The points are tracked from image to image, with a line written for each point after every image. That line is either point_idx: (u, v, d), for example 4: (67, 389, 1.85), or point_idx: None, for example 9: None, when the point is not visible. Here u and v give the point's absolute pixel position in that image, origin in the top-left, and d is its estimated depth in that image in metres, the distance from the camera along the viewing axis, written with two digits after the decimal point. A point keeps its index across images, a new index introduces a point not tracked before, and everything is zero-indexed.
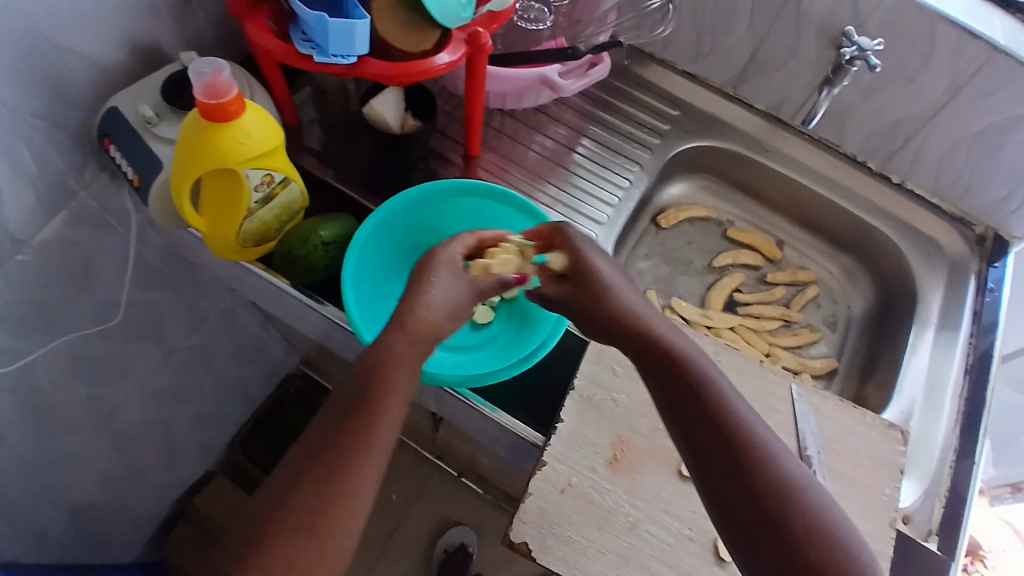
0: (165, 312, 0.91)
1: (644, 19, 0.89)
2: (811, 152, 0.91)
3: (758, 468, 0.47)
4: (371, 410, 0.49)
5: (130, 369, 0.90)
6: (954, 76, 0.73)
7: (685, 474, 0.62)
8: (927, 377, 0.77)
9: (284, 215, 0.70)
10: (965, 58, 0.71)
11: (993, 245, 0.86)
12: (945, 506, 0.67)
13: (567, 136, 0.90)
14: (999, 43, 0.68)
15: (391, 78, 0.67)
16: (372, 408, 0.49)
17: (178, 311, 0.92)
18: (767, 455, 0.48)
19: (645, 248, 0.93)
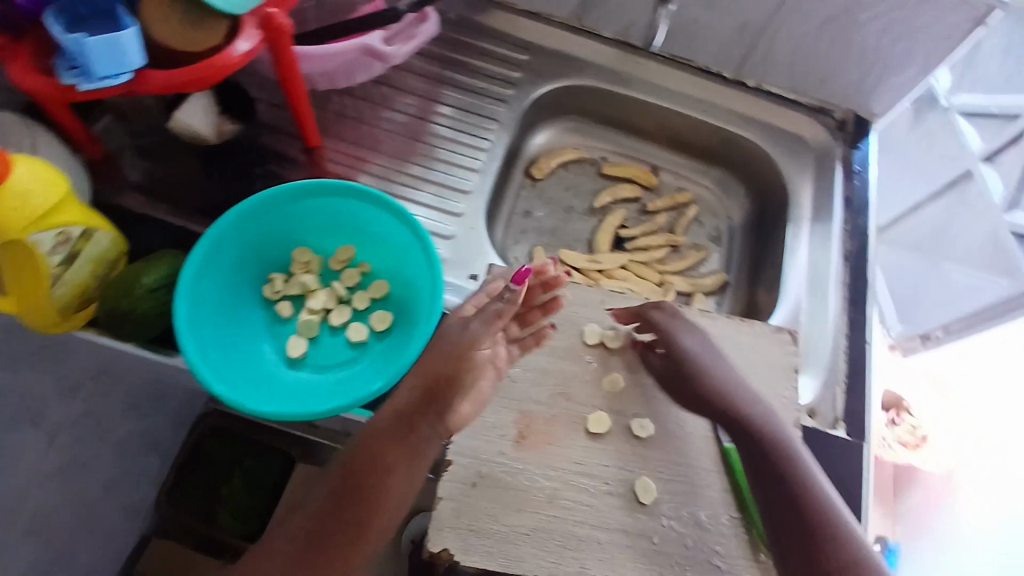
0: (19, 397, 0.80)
1: None
2: (669, 73, 0.88)
3: (821, 532, 0.51)
4: (373, 479, 0.54)
5: None
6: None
7: (591, 430, 0.61)
8: (809, 272, 0.79)
9: (100, 267, 0.65)
10: None
11: (856, 126, 0.88)
12: (845, 391, 0.71)
13: (416, 105, 0.84)
14: None
15: (188, 85, 0.59)
16: (368, 485, 0.53)
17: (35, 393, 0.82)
18: (823, 495, 0.53)
19: (526, 204, 0.90)
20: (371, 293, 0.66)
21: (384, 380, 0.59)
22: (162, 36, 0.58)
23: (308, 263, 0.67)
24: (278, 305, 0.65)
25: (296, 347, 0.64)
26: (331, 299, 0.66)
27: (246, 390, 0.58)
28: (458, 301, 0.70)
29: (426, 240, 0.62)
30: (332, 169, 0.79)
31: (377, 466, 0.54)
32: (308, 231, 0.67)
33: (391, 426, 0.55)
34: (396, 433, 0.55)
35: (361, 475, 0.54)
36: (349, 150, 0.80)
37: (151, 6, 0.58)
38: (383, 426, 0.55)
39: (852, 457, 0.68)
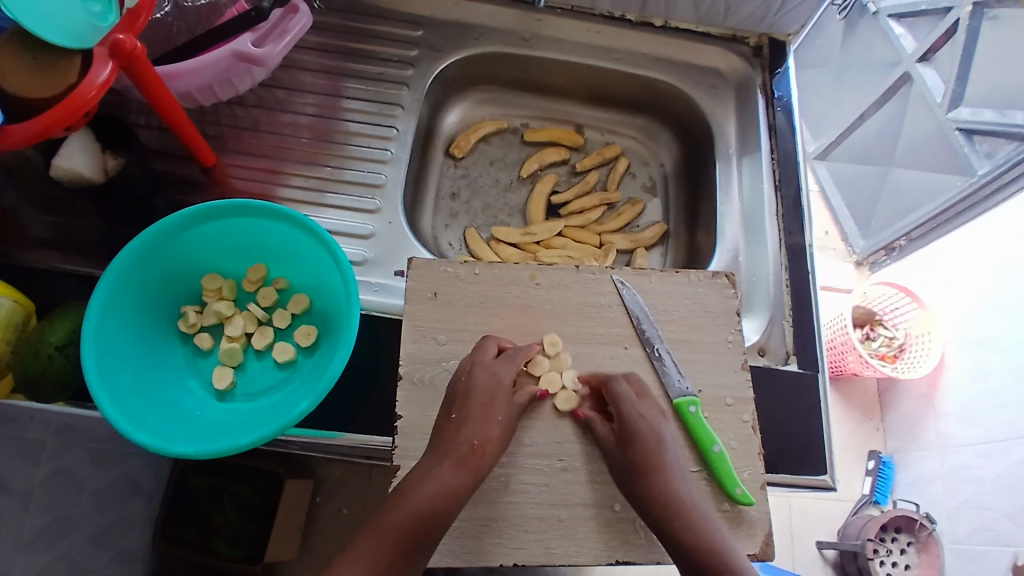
0: None
1: None
2: (573, 26, 0.84)
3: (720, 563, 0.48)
4: (429, 540, 0.49)
5: None
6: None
7: (558, 407, 0.59)
8: (743, 208, 0.78)
9: (11, 332, 0.60)
10: None
11: (771, 50, 0.85)
12: (793, 325, 0.71)
13: (316, 103, 0.79)
14: None
15: (47, 133, 0.53)
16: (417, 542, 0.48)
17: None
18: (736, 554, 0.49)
19: (454, 185, 0.87)
20: (291, 309, 0.63)
21: (310, 399, 0.53)
22: (16, 86, 0.54)
23: (220, 288, 0.63)
24: (197, 337, 0.62)
25: (222, 379, 0.60)
26: (250, 323, 0.63)
27: (173, 433, 0.53)
28: (390, 301, 0.68)
29: (334, 248, 0.58)
30: (237, 184, 0.75)
31: (435, 527, 0.49)
32: (214, 255, 0.63)
33: (449, 483, 0.50)
34: (453, 493, 0.50)
35: (419, 533, 0.48)
36: (251, 162, 0.76)
37: (1, 58, 0.55)
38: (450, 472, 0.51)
39: (805, 388, 0.67)
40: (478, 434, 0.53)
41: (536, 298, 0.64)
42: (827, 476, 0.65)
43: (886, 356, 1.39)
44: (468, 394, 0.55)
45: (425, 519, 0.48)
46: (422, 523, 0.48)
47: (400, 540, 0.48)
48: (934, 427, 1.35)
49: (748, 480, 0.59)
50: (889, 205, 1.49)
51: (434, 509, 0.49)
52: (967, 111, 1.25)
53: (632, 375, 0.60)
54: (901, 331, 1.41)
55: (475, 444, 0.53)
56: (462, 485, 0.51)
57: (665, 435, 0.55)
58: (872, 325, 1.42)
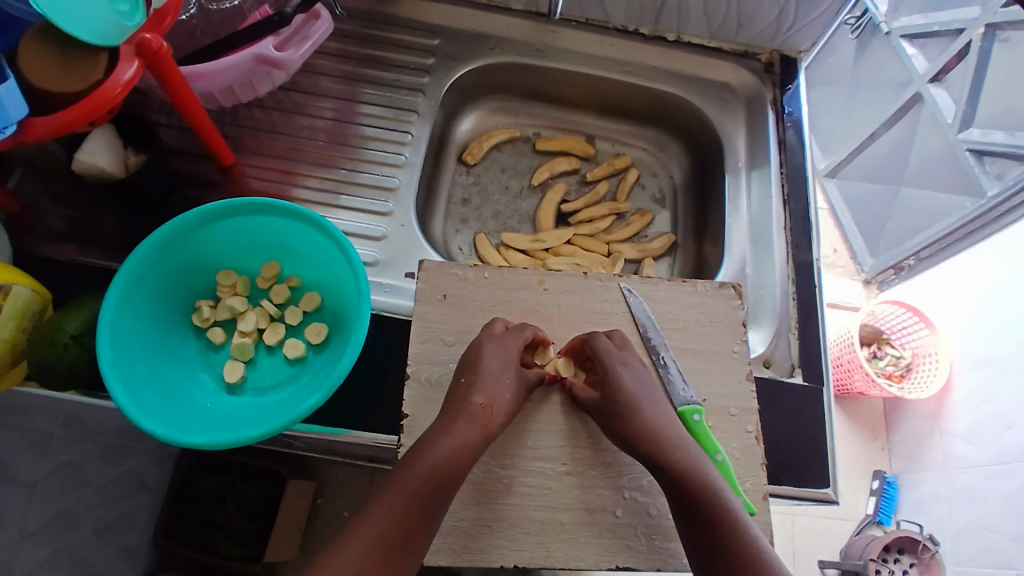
0: None
1: None
2: (585, 38, 0.85)
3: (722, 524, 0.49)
4: (444, 494, 0.49)
5: None
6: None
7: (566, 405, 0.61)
8: (751, 221, 0.79)
9: (27, 321, 0.62)
10: None
11: (782, 66, 0.87)
12: (798, 338, 0.71)
13: (333, 108, 0.81)
14: None
15: (72, 126, 0.55)
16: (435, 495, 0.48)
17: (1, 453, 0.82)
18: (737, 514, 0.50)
19: (466, 191, 0.89)
20: (303, 307, 0.64)
21: (319, 395, 0.54)
22: (42, 80, 0.56)
23: (234, 285, 0.64)
24: (210, 332, 0.63)
25: (232, 373, 0.61)
26: (262, 319, 0.64)
27: (184, 424, 0.54)
28: (399, 303, 0.69)
29: (347, 248, 0.59)
30: (253, 185, 0.76)
31: (450, 480, 0.49)
32: (229, 251, 0.64)
33: (464, 438, 0.51)
34: (467, 449, 0.50)
35: (435, 487, 0.48)
36: (268, 163, 0.77)
37: (30, 54, 0.57)
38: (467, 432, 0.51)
39: (809, 400, 0.68)
40: (488, 395, 0.54)
41: (543, 303, 0.65)
42: (829, 490, 0.65)
43: (893, 375, 1.41)
44: (479, 360, 0.56)
45: (439, 473, 0.49)
46: (439, 475, 0.49)
47: (416, 493, 0.48)
48: (940, 448, 1.34)
49: (750, 491, 0.59)
50: (898, 223, 1.49)
51: (448, 462, 0.49)
52: (978, 132, 1.26)
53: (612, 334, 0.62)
54: (908, 351, 1.42)
55: (485, 405, 0.53)
56: (475, 441, 0.51)
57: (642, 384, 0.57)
58: (880, 344, 1.43)
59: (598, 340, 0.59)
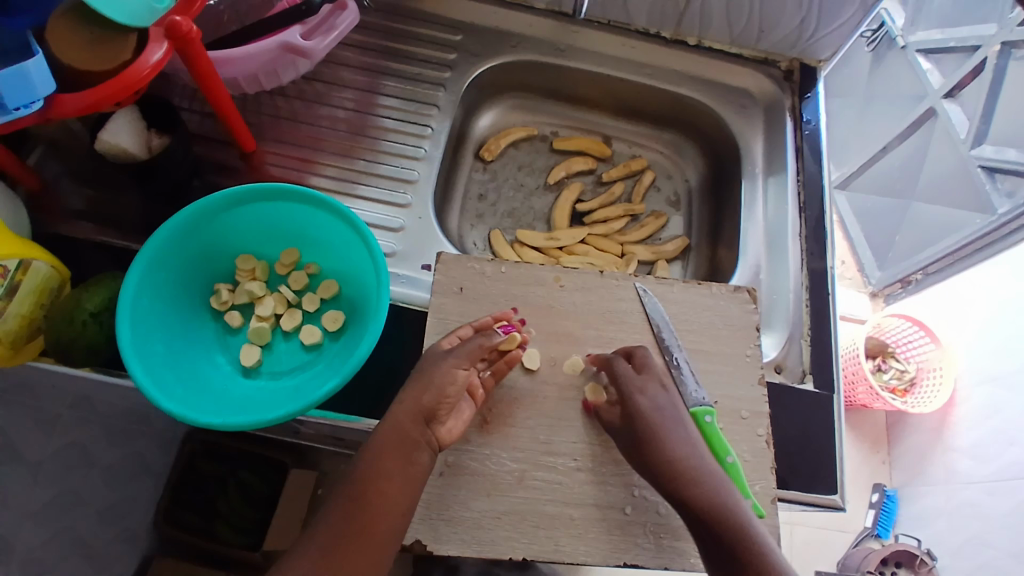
0: None
1: None
2: (607, 39, 0.86)
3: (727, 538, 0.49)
4: (378, 499, 0.48)
5: None
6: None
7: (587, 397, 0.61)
8: (766, 227, 0.79)
9: (46, 296, 0.63)
10: None
11: (802, 74, 0.87)
12: (810, 345, 0.71)
13: (355, 99, 0.81)
14: None
15: (98, 106, 0.56)
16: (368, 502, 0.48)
17: None
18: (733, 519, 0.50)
19: (482, 186, 0.89)
20: (320, 294, 0.64)
21: (336, 380, 0.55)
22: (70, 57, 0.57)
23: (252, 269, 0.64)
24: (227, 316, 0.63)
25: (249, 357, 0.62)
26: (280, 305, 0.64)
27: (201, 405, 0.55)
28: (415, 294, 0.69)
29: (367, 237, 0.59)
30: (273, 172, 0.77)
31: (380, 485, 0.49)
32: (249, 237, 0.64)
33: (391, 443, 0.51)
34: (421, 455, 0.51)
35: (364, 493, 0.48)
36: (289, 151, 0.78)
37: (58, 30, 0.58)
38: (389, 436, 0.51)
39: (820, 407, 0.68)
40: (418, 399, 0.53)
41: (560, 300, 0.66)
42: (837, 497, 0.65)
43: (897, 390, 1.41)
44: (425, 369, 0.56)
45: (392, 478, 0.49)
46: (365, 484, 0.49)
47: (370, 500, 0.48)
48: (942, 462, 1.33)
49: (759, 494, 0.60)
50: (907, 237, 1.49)
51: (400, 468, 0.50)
52: (990, 149, 1.26)
53: (633, 352, 0.61)
54: (913, 365, 1.42)
55: (419, 409, 0.53)
56: (406, 442, 0.51)
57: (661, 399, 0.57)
58: (884, 357, 1.44)
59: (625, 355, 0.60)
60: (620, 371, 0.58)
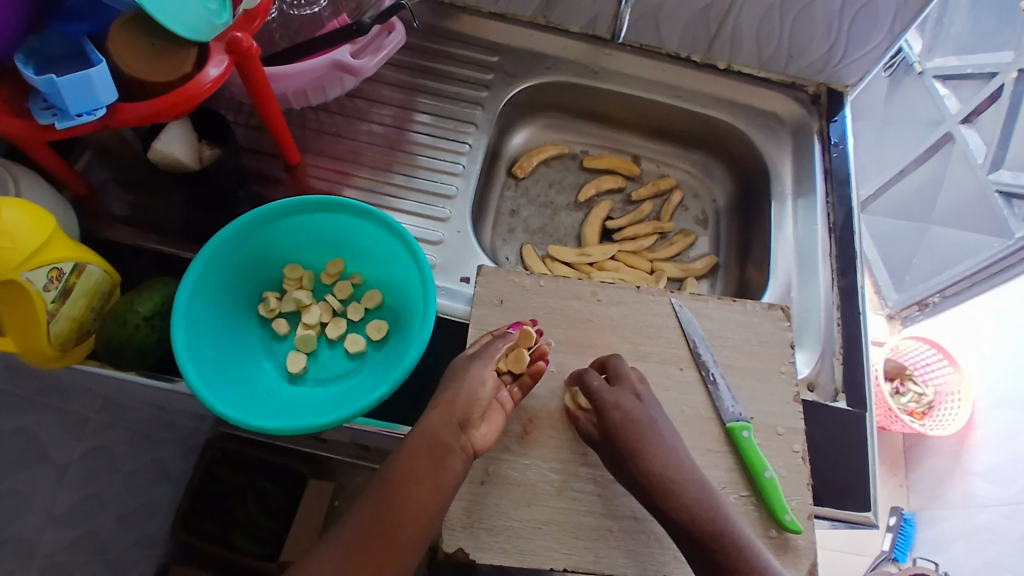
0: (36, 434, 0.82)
1: None
2: (638, 63, 0.89)
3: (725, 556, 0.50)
4: (423, 494, 0.51)
5: None
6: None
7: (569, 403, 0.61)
8: (796, 246, 0.81)
9: (95, 300, 0.63)
10: None
11: (829, 99, 0.91)
12: (842, 362, 0.72)
13: (393, 115, 0.84)
14: None
15: (157, 117, 0.58)
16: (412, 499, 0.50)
17: None
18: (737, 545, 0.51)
19: (514, 203, 0.91)
20: (365, 303, 0.66)
21: (385, 387, 0.56)
22: (132, 67, 0.58)
23: (299, 278, 0.66)
24: (274, 322, 0.65)
25: (295, 363, 0.63)
26: (326, 313, 0.65)
27: (252, 408, 0.56)
28: (455, 305, 0.70)
29: (414, 248, 0.61)
30: (315, 184, 0.79)
31: (428, 480, 0.51)
32: (296, 246, 0.66)
33: (443, 438, 0.53)
34: (450, 450, 0.53)
35: (415, 485, 0.51)
36: (330, 165, 0.80)
37: (120, 40, 0.59)
38: (444, 434, 0.53)
39: (853, 425, 0.68)
40: (469, 398, 0.55)
41: (598, 313, 0.67)
42: (871, 514, 0.65)
43: (914, 411, 1.41)
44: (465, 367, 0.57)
45: (423, 472, 0.51)
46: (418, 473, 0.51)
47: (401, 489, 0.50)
48: (961, 486, 1.33)
49: (796, 509, 0.60)
50: (925, 258, 1.51)
51: (430, 464, 0.52)
52: (1007, 174, 1.28)
53: (607, 362, 0.61)
54: (930, 387, 1.43)
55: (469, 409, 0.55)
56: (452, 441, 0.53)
57: (648, 411, 0.58)
58: (901, 380, 1.45)
59: (590, 377, 0.59)
60: (592, 384, 0.58)
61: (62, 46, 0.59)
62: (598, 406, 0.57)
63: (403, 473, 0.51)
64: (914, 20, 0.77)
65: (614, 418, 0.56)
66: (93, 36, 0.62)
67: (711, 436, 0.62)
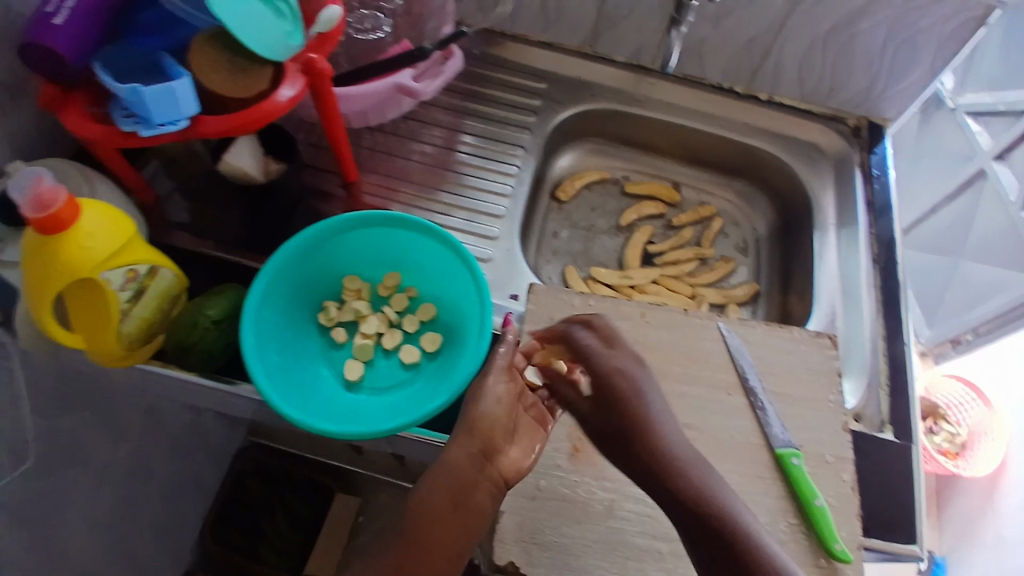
0: (81, 434, 0.82)
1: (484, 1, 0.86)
2: (682, 92, 0.91)
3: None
4: (450, 520, 0.50)
5: (64, 504, 0.81)
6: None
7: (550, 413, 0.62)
8: (841, 277, 0.81)
9: (166, 303, 0.65)
10: None
11: (869, 132, 0.92)
12: (889, 394, 0.72)
13: (442, 136, 0.87)
14: None
15: (233, 131, 0.61)
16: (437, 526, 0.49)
17: (96, 430, 0.84)
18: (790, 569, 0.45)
19: (556, 226, 0.93)
20: (420, 316, 0.67)
21: (445, 397, 0.57)
22: (213, 84, 0.61)
23: (358, 289, 0.68)
24: (333, 332, 0.66)
25: (353, 372, 0.64)
26: (383, 326, 0.67)
27: (313, 412, 0.57)
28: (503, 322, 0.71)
29: (473, 264, 0.63)
30: (368, 201, 0.82)
31: (455, 504, 0.50)
32: (355, 260, 0.68)
33: (460, 459, 0.52)
34: (469, 472, 0.52)
35: (440, 512, 0.50)
36: (383, 183, 0.83)
37: (200, 57, 0.62)
38: (461, 452, 0.53)
39: (902, 458, 0.68)
40: (488, 419, 0.55)
41: (647, 335, 0.68)
42: (919, 548, 0.64)
43: (947, 451, 1.39)
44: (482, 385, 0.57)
45: (453, 495, 0.50)
46: (444, 498, 0.50)
47: (431, 521, 0.49)
48: (995, 527, 1.30)
49: (846, 539, 0.59)
50: (957, 295, 1.49)
51: (452, 486, 0.51)
52: None
53: (591, 321, 0.62)
54: (965, 426, 1.39)
55: (487, 430, 0.54)
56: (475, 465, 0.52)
57: (642, 384, 0.58)
58: (934, 419, 1.42)
59: (582, 339, 0.61)
60: (590, 350, 0.60)
61: (131, 61, 0.62)
62: (591, 359, 0.59)
63: (425, 503, 0.50)
64: (955, 57, 0.79)
65: (612, 383, 0.58)
66: (169, 52, 0.65)
67: (760, 461, 0.62)
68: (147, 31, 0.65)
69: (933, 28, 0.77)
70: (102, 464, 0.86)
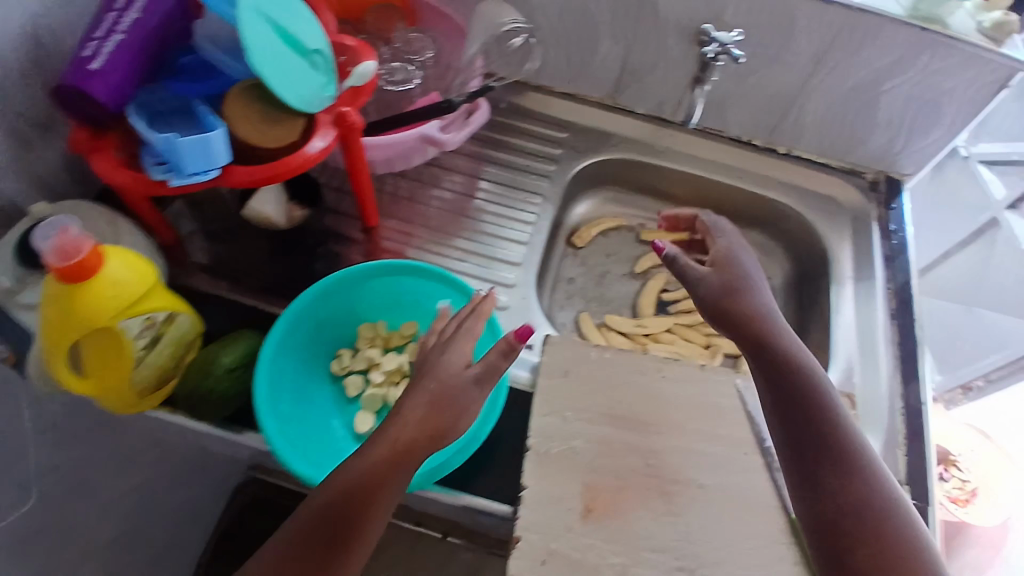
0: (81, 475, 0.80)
1: (511, 57, 0.86)
2: (700, 144, 0.92)
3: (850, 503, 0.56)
4: (355, 518, 0.50)
5: (53, 546, 0.77)
6: (819, 43, 0.76)
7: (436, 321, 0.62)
8: (858, 330, 0.81)
9: (181, 349, 0.65)
10: (825, 27, 0.74)
11: (887, 186, 0.93)
12: (905, 454, 0.71)
13: (462, 182, 0.88)
14: (853, 3, 0.71)
15: (263, 182, 0.62)
16: (352, 532, 0.50)
17: (97, 470, 0.81)
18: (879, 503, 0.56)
19: (572, 271, 0.93)
20: (436, 366, 0.66)
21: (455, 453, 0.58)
22: (245, 133, 0.62)
23: (374, 338, 0.68)
24: (346, 380, 0.66)
25: (363, 424, 0.64)
26: (397, 373, 0.66)
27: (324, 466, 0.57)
28: (518, 373, 0.71)
29: None
30: (386, 246, 0.82)
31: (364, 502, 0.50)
32: (373, 306, 0.68)
33: (378, 461, 0.51)
34: (385, 471, 0.51)
35: (347, 508, 0.50)
36: (402, 228, 0.83)
37: (237, 107, 0.63)
38: (378, 450, 0.51)
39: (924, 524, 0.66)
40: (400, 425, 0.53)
41: (664, 390, 0.67)
42: None
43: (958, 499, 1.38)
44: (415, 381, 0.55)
45: (356, 491, 0.50)
46: (348, 498, 0.50)
47: (327, 528, 0.50)
48: None
49: None
50: (970, 342, 1.47)
51: (362, 481, 0.51)
52: None
53: (678, 259, 0.71)
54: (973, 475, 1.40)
55: (409, 429, 0.53)
56: (397, 459, 0.52)
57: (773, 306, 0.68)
58: (947, 465, 1.40)
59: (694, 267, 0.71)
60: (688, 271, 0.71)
61: (167, 102, 0.64)
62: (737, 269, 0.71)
63: (343, 500, 0.50)
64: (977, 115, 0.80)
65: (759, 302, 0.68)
66: (207, 98, 0.65)
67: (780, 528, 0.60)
68: (181, 77, 0.66)
69: (958, 89, 0.78)
70: (97, 504, 0.83)
